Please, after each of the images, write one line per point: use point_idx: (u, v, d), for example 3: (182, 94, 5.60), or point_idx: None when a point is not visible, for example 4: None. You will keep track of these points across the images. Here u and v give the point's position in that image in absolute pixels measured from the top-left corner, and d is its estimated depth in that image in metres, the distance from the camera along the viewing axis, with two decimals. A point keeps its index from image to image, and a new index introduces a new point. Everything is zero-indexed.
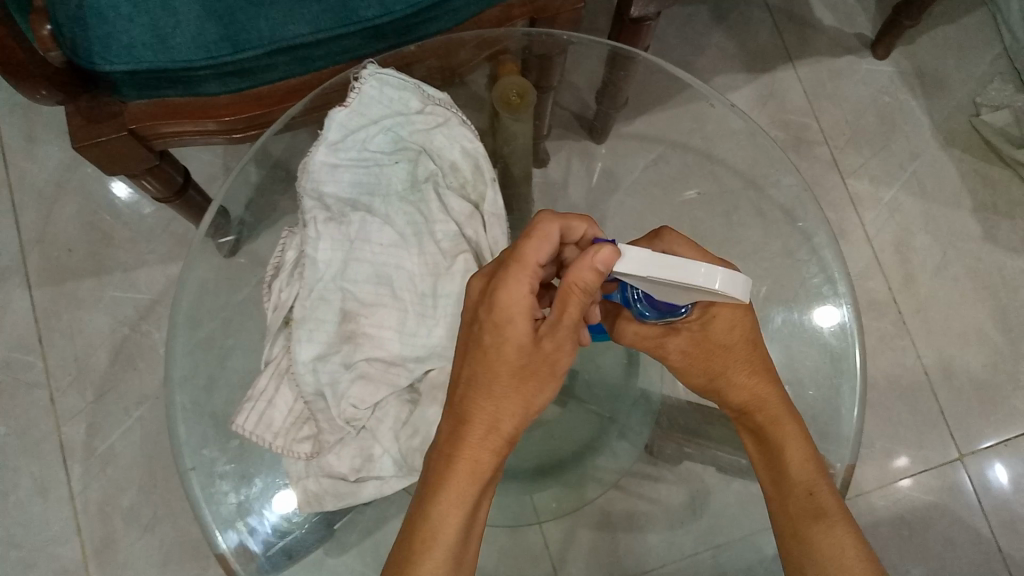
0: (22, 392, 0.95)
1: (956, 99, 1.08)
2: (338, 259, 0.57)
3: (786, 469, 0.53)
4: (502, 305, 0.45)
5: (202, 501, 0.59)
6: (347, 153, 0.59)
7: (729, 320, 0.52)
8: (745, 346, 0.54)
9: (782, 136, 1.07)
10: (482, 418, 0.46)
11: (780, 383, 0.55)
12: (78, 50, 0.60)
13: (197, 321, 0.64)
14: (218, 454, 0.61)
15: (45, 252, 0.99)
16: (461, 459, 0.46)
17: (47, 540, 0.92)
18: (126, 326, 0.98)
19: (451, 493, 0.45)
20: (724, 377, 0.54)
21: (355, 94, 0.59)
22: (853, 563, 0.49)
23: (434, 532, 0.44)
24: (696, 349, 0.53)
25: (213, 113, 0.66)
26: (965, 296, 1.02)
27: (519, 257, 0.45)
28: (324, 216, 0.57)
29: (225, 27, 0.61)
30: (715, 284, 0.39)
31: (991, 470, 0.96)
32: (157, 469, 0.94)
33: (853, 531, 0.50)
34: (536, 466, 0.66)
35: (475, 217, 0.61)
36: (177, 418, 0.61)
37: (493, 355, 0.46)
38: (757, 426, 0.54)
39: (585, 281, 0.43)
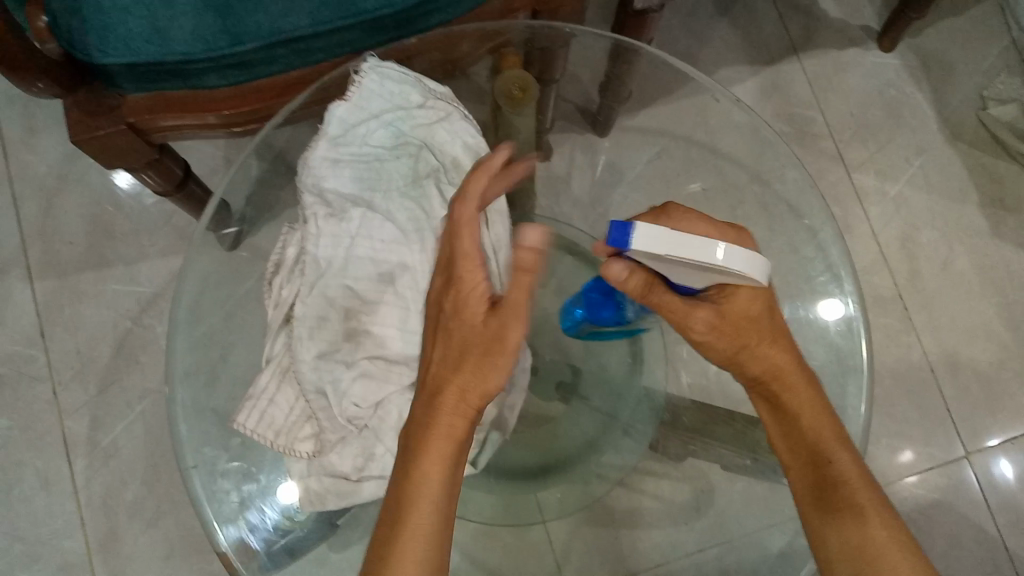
0: (24, 386, 0.96)
1: (963, 92, 1.07)
2: (338, 255, 0.56)
3: (805, 436, 0.51)
4: (458, 296, 0.46)
5: (204, 500, 0.59)
6: (348, 148, 0.59)
7: (751, 291, 0.50)
8: (765, 317, 0.51)
9: (788, 130, 1.06)
10: (454, 388, 0.45)
11: (796, 349, 0.54)
12: (75, 43, 0.60)
13: (198, 317, 0.64)
14: (220, 452, 0.60)
15: (47, 246, 0.99)
16: (438, 426, 0.45)
17: (51, 533, 0.92)
18: (127, 319, 0.97)
19: (427, 455, 0.45)
20: (746, 350, 0.52)
21: (355, 88, 0.59)
22: (881, 530, 0.48)
23: (413, 501, 0.44)
24: (716, 317, 0.50)
25: (213, 106, 0.65)
26: (972, 292, 1.01)
27: (463, 247, 0.46)
28: (325, 213, 0.57)
29: (223, 19, 0.61)
30: (735, 265, 0.41)
31: (997, 466, 0.96)
32: (160, 463, 0.94)
33: (876, 500, 0.49)
34: (538, 465, 0.66)
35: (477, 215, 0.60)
36: (178, 416, 0.61)
37: (457, 337, 0.46)
38: (774, 397, 0.52)
39: (522, 260, 0.43)
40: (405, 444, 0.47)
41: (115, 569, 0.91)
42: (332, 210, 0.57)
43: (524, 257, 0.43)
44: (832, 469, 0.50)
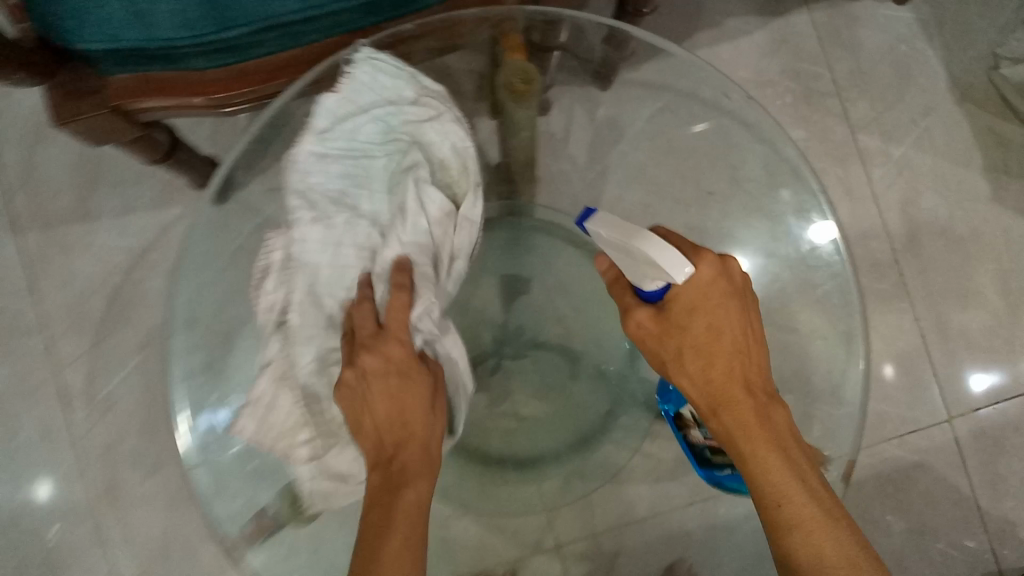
0: (17, 340, 0.95)
1: (975, 51, 1.04)
2: (323, 256, 0.55)
3: (755, 466, 0.47)
4: (395, 359, 0.50)
5: (208, 497, 0.60)
6: (335, 142, 0.57)
7: (689, 301, 0.47)
8: (705, 333, 0.48)
9: (795, 87, 1.03)
10: (417, 437, 0.50)
11: (761, 372, 0.49)
12: (52, 25, 0.58)
13: (194, 316, 0.63)
14: (221, 455, 0.60)
15: (33, 198, 0.97)
16: (407, 471, 0.49)
17: (50, 485, 0.93)
18: (118, 274, 0.96)
19: (403, 496, 0.48)
20: (677, 362, 0.49)
21: (346, 80, 0.57)
22: (837, 570, 0.44)
23: (392, 543, 0.46)
24: (653, 323, 0.48)
25: (199, 89, 0.61)
26: (967, 258, 1.01)
27: (392, 321, 0.51)
28: (310, 216, 0.55)
29: (211, 6, 0.58)
30: (662, 263, 0.43)
31: (981, 431, 0.97)
32: (155, 419, 0.94)
33: (836, 536, 0.44)
34: (528, 454, 0.65)
35: (450, 219, 0.55)
36: (179, 416, 0.61)
37: (408, 398, 0.50)
38: (721, 427, 0.48)
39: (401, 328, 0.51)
40: (378, 492, 0.48)
41: (113, 520, 0.92)
42: (316, 210, 0.55)
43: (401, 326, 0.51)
44: (784, 511, 0.46)
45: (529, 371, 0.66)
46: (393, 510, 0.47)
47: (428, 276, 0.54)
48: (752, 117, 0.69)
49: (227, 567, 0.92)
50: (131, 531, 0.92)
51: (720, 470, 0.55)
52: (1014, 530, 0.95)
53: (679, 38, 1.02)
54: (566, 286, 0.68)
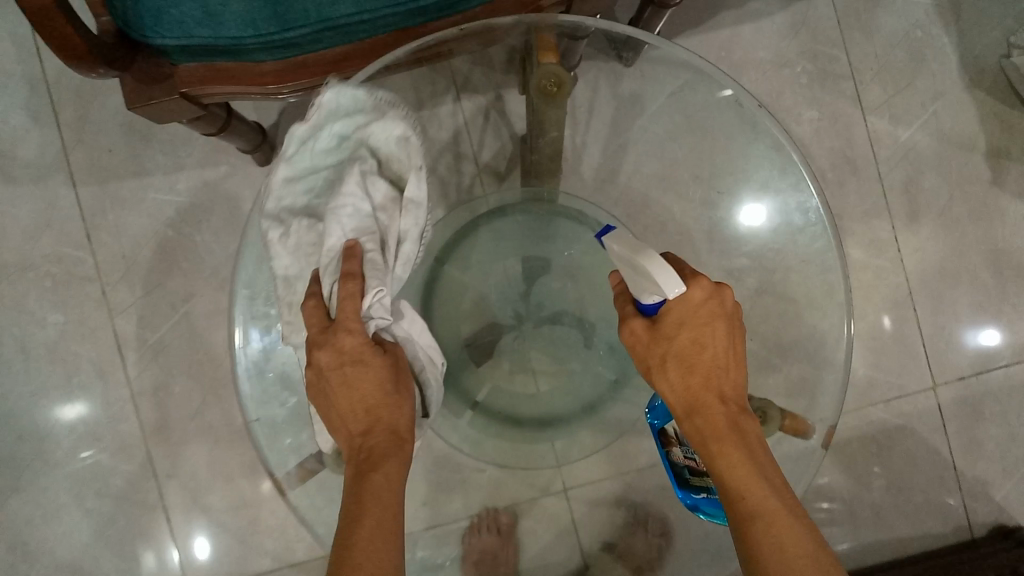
0: (76, 285, 1.04)
1: (988, 38, 1.08)
2: (294, 270, 0.57)
3: (721, 466, 0.53)
4: (350, 350, 0.54)
5: (265, 448, 0.68)
6: (298, 165, 0.57)
7: (679, 317, 0.53)
8: (691, 345, 0.54)
9: (810, 67, 1.07)
10: (383, 422, 0.55)
11: (737, 386, 0.56)
12: (130, 22, 0.64)
13: (252, 286, 0.68)
14: (278, 411, 0.69)
15: (88, 152, 1.04)
16: (376, 454, 0.54)
17: (108, 418, 1.03)
18: (169, 227, 1.04)
19: (371, 477, 0.53)
20: (661, 368, 0.55)
21: (313, 109, 0.56)
22: (795, 557, 0.49)
23: (360, 522, 0.51)
24: (644, 331, 0.55)
25: (260, 79, 0.68)
26: (963, 238, 1.07)
27: (342, 312, 0.53)
28: (278, 232, 0.57)
29: (274, 6, 0.64)
30: (664, 279, 0.51)
31: (961, 399, 1.05)
32: (204, 361, 1.04)
33: (794, 528, 0.50)
34: (538, 415, 0.73)
35: (395, 203, 0.58)
36: (241, 378, 0.69)
37: (368, 384, 0.54)
38: (695, 429, 0.54)
39: (351, 320, 0.53)
40: (353, 473, 0.54)
41: (166, 450, 1.03)
42: (285, 228, 0.57)
43: (353, 318, 0.53)
44: (746, 504, 0.51)
45: (544, 345, 0.74)
46: (364, 491, 0.53)
47: (378, 263, 0.55)
48: (767, 130, 0.71)
49: (269, 494, 1.03)
50: (182, 460, 1.03)
51: (697, 491, 0.59)
52: (986, 490, 1.04)
53: (702, 16, 1.07)
54: (584, 271, 0.75)
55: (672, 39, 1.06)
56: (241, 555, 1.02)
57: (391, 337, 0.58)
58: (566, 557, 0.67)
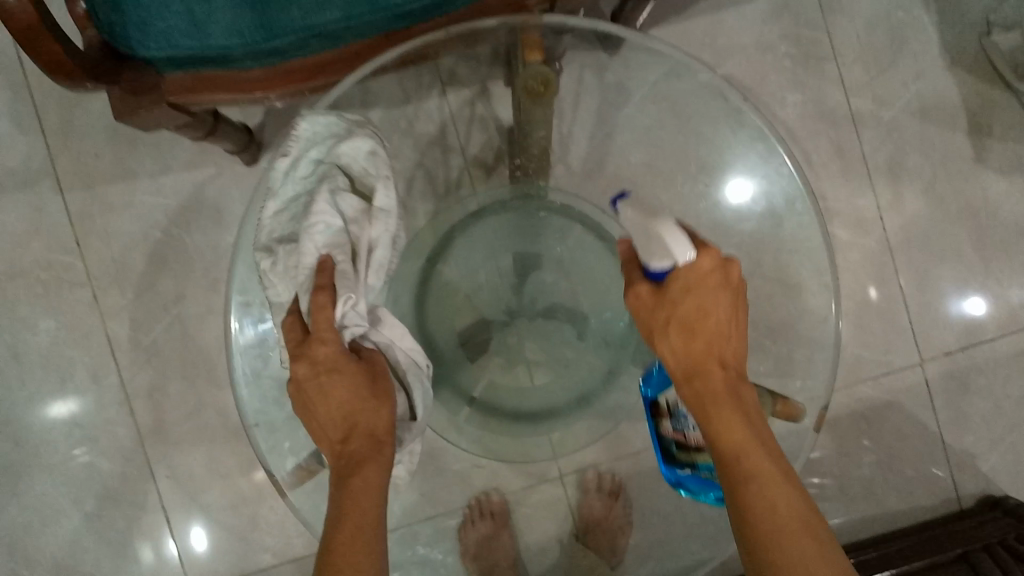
0: (66, 291, 1.04)
1: (968, 16, 1.09)
2: (287, 297, 0.59)
3: (718, 438, 0.52)
4: (324, 360, 0.55)
5: (266, 453, 0.69)
6: (283, 196, 0.60)
7: (687, 283, 0.51)
8: (696, 312, 0.53)
9: (794, 50, 1.08)
10: (362, 427, 0.56)
11: (735, 354, 0.54)
12: (117, 35, 0.64)
13: (247, 295, 0.69)
14: (279, 415, 0.69)
15: (74, 157, 1.04)
16: (355, 458, 0.55)
17: (105, 422, 1.03)
18: (157, 230, 1.04)
19: (351, 481, 0.54)
20: (666, 333, 0.54)
21: (294, 140, 0.61)
22: (789, 528, 0.49)
23: (341, 523, 0.53)
24: (651, 295, 0.53)
25: (246, 87, 0.68)
26: (947, 215, 1.08)
27: (315, 323, 0.55)
28: (266, 263, 0.59)
29: (259, 14, 0.64)
30: (673, 247, 0.50)
31: (948, 374, 1.07)
32: (199, 363, 1.04)
33: (786, 498, 0.50)
34: (532, 409, 0.74)
35: (366, 214, 0.58)
36: (240, 384, 0.69)
37: (343, 391, 0.55)
38: (696, 398, 0.53)
39: (323, 331, 0.55)
40: (336, 478, 0.55)
41: (165, 452, 1.03)
42: (273, 257, 0.59)
43: (325, 330, 0.55)
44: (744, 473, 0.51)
45: (537, 340, 0.74)
46: (345, 494, 0.54)
47: (349, 274, 0.56)
48: (751, 122, 0.71)
49: (269, 492, 1.04)
50: (181, 462, 1.03)
51: (682, 467, 0.61)
52: (973, 461, 1.06)
53: (684, 1, 1.07)
54: (574, 266, 0.75)
55: (656, 25, 1.07)
56: (243, 553, 1.03)
57: (372, 344, 0.59)
58: (560, 531, 0.71)
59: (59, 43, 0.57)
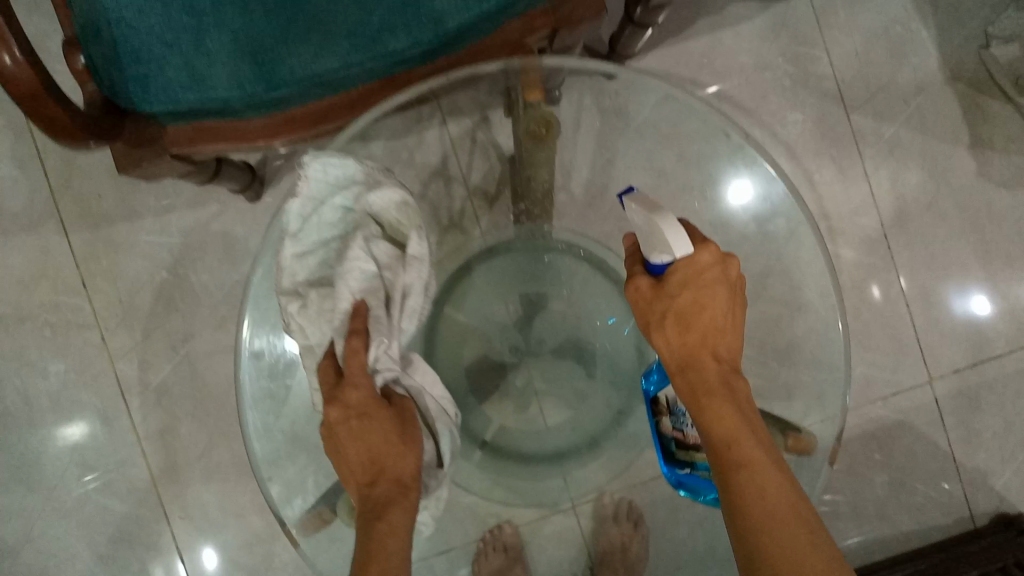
0: (74, 333, 1.04)
1: (967, 29, 1.08)
2: (316, 337, 0.58)
3: (709, 425, 0.52)
4: (356, 403, 0.55)
5: (281, 507, 0.68)
6: (307, 240, 0.58)
7: (684, 278, 0.52)
8: (690, 303, 0.53)
9: (792, 70, 1.08)
10: (390, 472, 0.55)
11: (729, 348, 0.55)
12: (118, 91, 0.64)
13: (259, 350, 0.70)
14: (293, 468, 0.69)
15: (77, 200, 1.05)
16: (383, 501, 0.55)
17: (117, 462, 1.04)
18: (163, 270, 1.05)
19: (378, 523, 0.54)
20: (660, 321, 0.54)
21: (303, 183, 0.58)
22: (776, 509, 0.49)
23: (368, 566, 0.52)
24: (650, 289, 0.54)
25: (248, 136, 0.68)
26: (952, 230, 1.08)
27: (347, 367, 0.55)
28: (296, 308, 0.58)
29: (259, 67, 0.64)
30: (668, 234, 0.49)
31: (959, 391, 1.07)
32: (208, 401, 1.05)
33: (777, 485, 0.50)
34: (547, 450, 0.75)
35: (399, 260, 0.59)
36: (252, 439, 0.69)
37: (372, 436, 0.55)
38: (689, 386, 0.54)
39: (356, 374, 0.55)
40: (362, 520, 0.55)
41: (176, 492, 1.03)
42: (302, 301, 0.58)
43: (357, 373, 0.55)
44: (733, 458, 0.51)
45: (546, 378, 0.75)
46: (371, 536, 0.53)
47: (382, 320, 0.57)
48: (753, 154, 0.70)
49: (279, 529, 1.03)
50: (193, 500, 1.03)
51: (681, 466, 0.61)
52: (987, 478, 1.06)
53: (681, 25, 1.07)
54: (580, 302, 0.76)
55: (654, 49, 1.07)
56: None
57: (402, 390, 0.59)
58: (574, 565, 0.68)
59: (57, 106, 0.56)
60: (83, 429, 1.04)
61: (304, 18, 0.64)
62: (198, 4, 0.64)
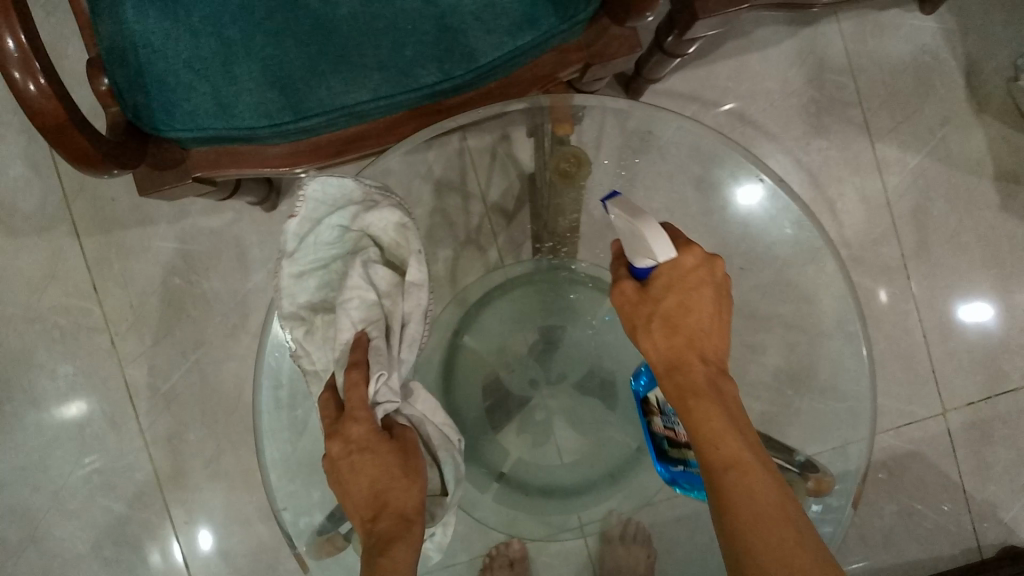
0: (85, 335, 1.04)
1: (997, 60, 1.07)
2: (322, 365, 0.56)
3: (695, 429, 0.50)
4: (356, 435, 0.52)
5: (295, 535, 0.68)
6: (305, 260, 0.56)
7: (669, 279, 0.51)
8: (675, 304, 0.51)
9: (818, 96, 1.07)
10: (393, 506, 0.52)
11: (717, 352, 0.53)
12: (141, 115, 0.65)
13: (278, 379, 0.69)
14: (308, 499, 0.68)
15: (91, 203, 1.04)
16: (386, 537, 0.51)
17: (123, 467, 1.03)
18: (175, 275, 1.04)
19: (383, 559, 0.50)
20: (644, 323, 0.52)
21: (300, 202, 0.56)
22: (768, 511, 0.46)
23: None
24: (635, 293, 0.52)
25: (270, 163, 0.68)
26: (973, 262, 1.07)
27: (348, 399, 0.52)
28: (299, 333, 0.56)
29: (288, 96, 0.65)
30: (649, 237, 0.47)
31: (972, 424, 1.06)
32: (217, 408, 1.04)
33: (768, 485, 0.47)
34: (564, 484, 0.73)
35: (399, 288, 0.56)
36: (269, 469, 0.69)
37: (375, 468, 0.52)
38: (674, 390, 0.51)
39: (356, 407, 0.52)
40: (365, 557, 0.51)
41: (182, 499, 1.03)
42: (307, 327, 0.56)
43: (358, 406, 0.52)
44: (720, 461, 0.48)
45: (563, 411, 0.74)
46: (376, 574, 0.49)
47: (382, 350, 0.54)
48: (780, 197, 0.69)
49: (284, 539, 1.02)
50: (200, 508, 1.03)
51: (674, 463, 0.59)
52: (996, 511, 1.05)
53: (707, 48, 1.06)
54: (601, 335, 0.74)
55: (679, 71, 1.06)
56: None
57: (404, 420, 0.57)
58: None
59: (82, 136, 0.56)
60: (84, 407, 1.03)
61: (332, 49, 0.65)
62: (226, 34, 0.65)
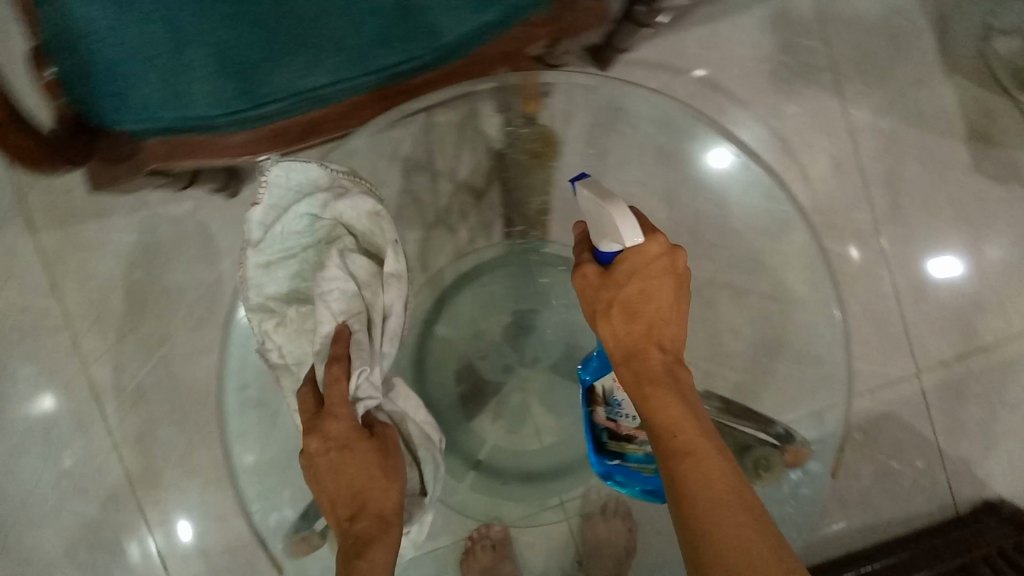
0: (45, 334, 1.01)
1: (967, 22, 1.07)
2: (295, 356, 0.54)
3: (652, 416, 0.48)
4: (336, 433, 0.50)
5: (270, 538, 0.65)
6: (272, 249, 0.53)
7: (633, 268, 0.48)
8: (636, 292, 0.49)
9: (789, 62, 1.06)
10: (373, 506, 0.51)
11: (676, 337, 0.51)
12: (91, 109, 0.62)
13: (244, 379, 0.67)
14: (280, 502, 0.65)
15: (46, 194, 1.02)
16: (365, 538, 0.50)
17: (92, 467, 1.00)
18: (137, 269, 1.01)
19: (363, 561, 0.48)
20: (602, 309, 0.50)
21: (264, 189, 0.53)
22: (720, 497, 0.45)
23: None
24: (597, 277, 0.50)
25: (229, 150, 0.65)
26: (946, 223, 1.06)
27: (329, 395, 0.50)
28: (270, 324, 0.54)
29: (244, 83, 0.62)
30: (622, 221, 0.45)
31: (947, 384, 1.06)
32: (185, 404, 1.00)
33: (721, 472, 0.46)
34: (543, 467, 0.71)
35: (378, 278, 0.54)
36: (241, 479, 0.66)
37: (354, 468, 0.51)
38: (632, 377, 0.49)
39: (337, 404, 0.50)
40: (341, 559, 0.49)
41: (152, 498, 1.00)
42: (279, 318, 0.54)
43: (338, 404, 0.50)
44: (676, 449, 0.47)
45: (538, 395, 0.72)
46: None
47: (363, 344, 0.52)
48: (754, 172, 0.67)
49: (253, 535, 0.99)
50: (171, 507, 1.00)
51: (611, 458, 0.58)
52: (970, 467, 1.05)
53: None
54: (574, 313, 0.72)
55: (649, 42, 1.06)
56: None
57: (385, 417, 0.55)
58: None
59: (24, 136, 0.52)
60: (51, 399, 1.01)
61: (289, 32, 0.63)
62: (177, 18, 0.63)
